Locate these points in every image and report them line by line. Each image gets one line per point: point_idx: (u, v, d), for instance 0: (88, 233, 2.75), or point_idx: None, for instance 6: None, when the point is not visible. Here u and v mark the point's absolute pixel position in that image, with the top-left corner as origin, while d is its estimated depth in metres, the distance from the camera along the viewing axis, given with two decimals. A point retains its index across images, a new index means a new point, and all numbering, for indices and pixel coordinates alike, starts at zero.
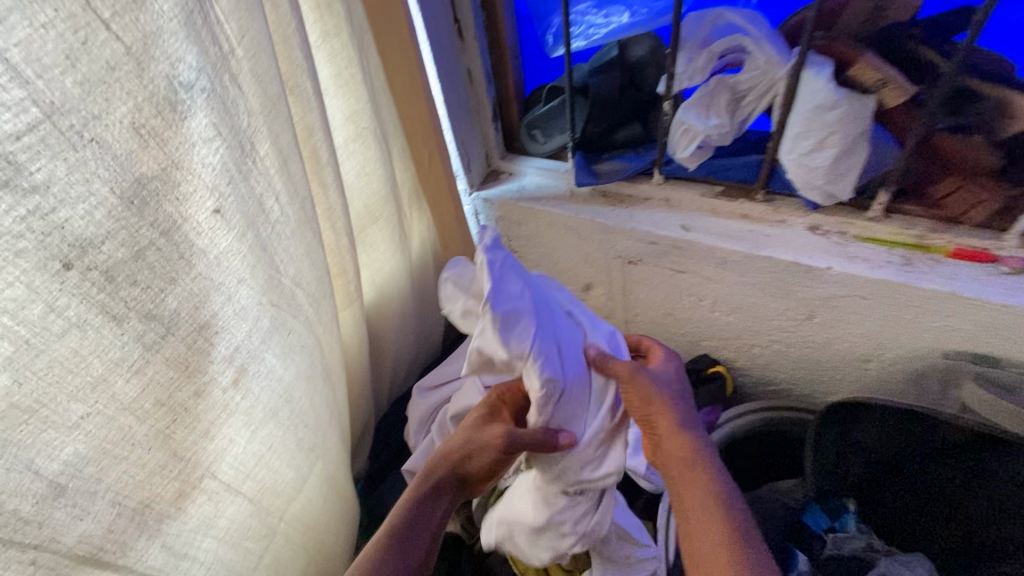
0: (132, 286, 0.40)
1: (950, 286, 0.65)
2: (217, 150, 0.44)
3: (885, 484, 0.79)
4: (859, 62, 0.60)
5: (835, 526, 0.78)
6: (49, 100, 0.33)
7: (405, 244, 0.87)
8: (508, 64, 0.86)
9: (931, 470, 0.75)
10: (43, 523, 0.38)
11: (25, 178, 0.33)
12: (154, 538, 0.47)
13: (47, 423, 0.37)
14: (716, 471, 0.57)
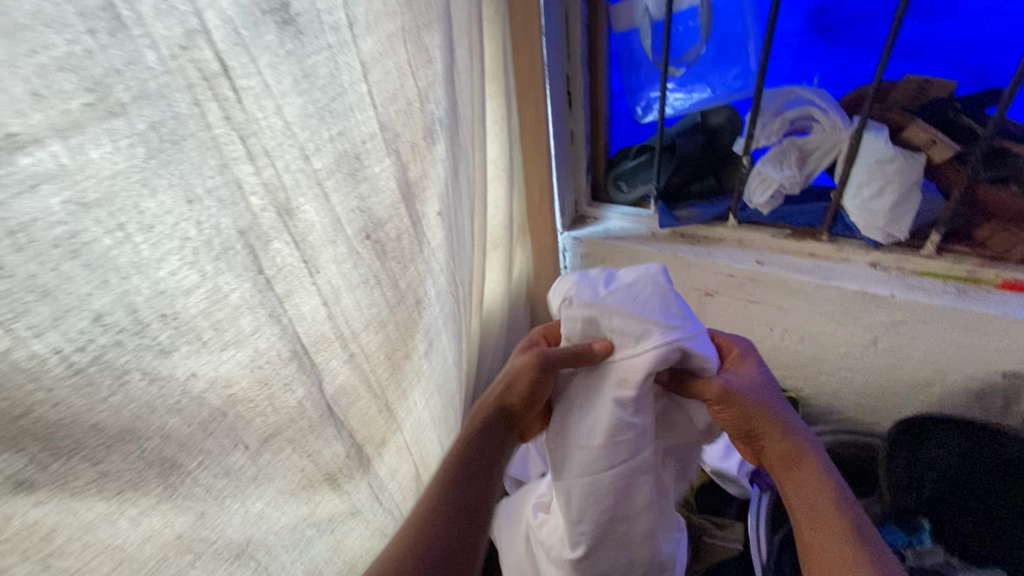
0: (388, 262, 0.55)
1: (1002, 310, 0.77)
2: (438, 169, 0.60)
3: (962, 507, 0.83)
4: (911, 126, 0.76)
5: (913, 542, 0.84)
6: (376, 121, 0.49)
7: (510, 272, 1.01)
8: (602, 127, 1.04)
9: (1000, 490, 0.81)
10: (317, 433, 0.50)
11: (358, 173, 0.48)
12: (363, 472, 0.57)
13: (334, 351, 0.50)
14: (835, 524, 0.51)
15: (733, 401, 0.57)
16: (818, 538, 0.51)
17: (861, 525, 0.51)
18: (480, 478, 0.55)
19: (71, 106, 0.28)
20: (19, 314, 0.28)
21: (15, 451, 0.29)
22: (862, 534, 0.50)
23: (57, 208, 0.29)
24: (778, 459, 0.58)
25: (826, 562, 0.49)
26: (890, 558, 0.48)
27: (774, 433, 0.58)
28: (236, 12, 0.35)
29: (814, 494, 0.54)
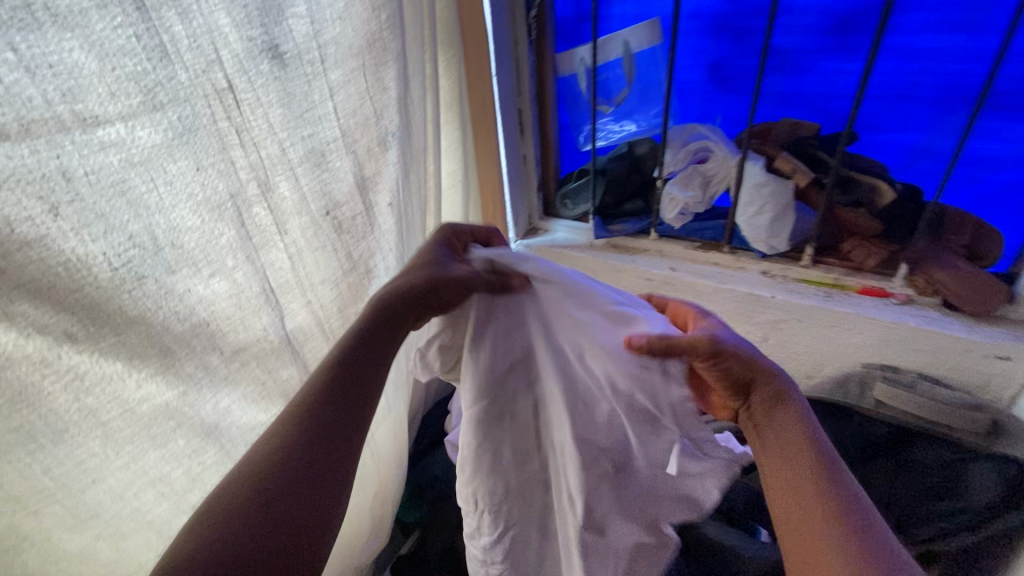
0: (344, 236, 0.72)
1: (857, 309, 0.92)
2: (390, 171, 0.77)
3: None
4: (779, 159, 0.95)
5: None
6: (337, 130, 0.68)
7: None
8: (552, 154, 1.23)
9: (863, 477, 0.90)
10: (275, 355, 0.66)
11: (323, 165, 0.67)
12: None
13: (295, 296, 0.67)
14: (814, 461, 0.59)
15: (727, 353, 0.63)
16: (795, 475, 0.59)
17: (828, 453, 0.60)
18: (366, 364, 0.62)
19: (131, 103, 0.48)
20: (83, 227, 0.46)
21: (66, 312, 0.46)
22: (832, 463, 0.59)
23: (115, 164, 0.48)
24: (761, 406, 0.64)
25: (801, 493, 0.58)
26: (855, 482, 0.58)
27: (784, 388, 0.64)
28: (241, 50, 0.55)
29: (789, 433, 0.61)
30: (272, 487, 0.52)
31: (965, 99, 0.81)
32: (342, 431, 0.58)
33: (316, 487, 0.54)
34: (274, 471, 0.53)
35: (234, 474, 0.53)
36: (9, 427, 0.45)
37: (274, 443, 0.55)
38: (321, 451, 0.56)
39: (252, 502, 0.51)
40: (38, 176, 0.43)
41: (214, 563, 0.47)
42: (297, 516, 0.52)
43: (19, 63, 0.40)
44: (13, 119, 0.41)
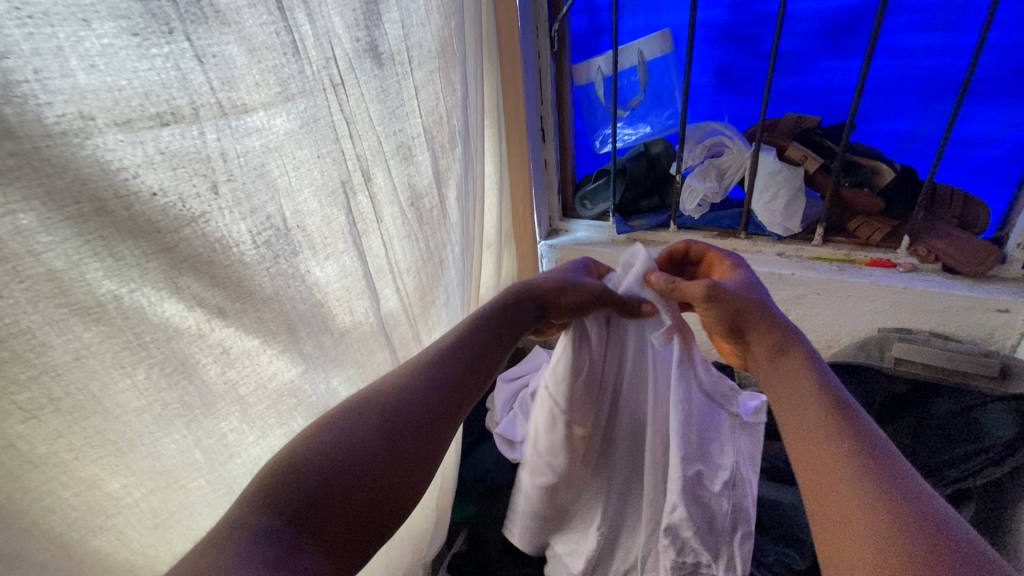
0: (424, 226, 0.77)
1: (870, 279, 1.02)
2: (457, 166, 0.82)
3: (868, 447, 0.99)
4: (791, 148, 1.05)
5: None
6: (421, 126, 0.73)
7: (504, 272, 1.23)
8: (569, 160, 1.31)
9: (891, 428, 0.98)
10: (372, 339, 0.69)
11: (410, 159, 0.72)
12: None
13: (387, 281, 0.71)
14: (823, 408, 0.55)
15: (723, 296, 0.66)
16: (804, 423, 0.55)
17: (839, 401, 0.55)
18: (496, 338, 0.66)
19: (271, 93, 0.52)
20: (234, 205, 0.50)
21: (218, 287, 0.49)
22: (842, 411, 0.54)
23: (258, 148, 0.51)
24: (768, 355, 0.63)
25: (811, 441, 0.53)
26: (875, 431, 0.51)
27: (788, 341, 0.63)
28: (351, 50, 0.60)
29: (792, 382, 0.59)
30: (399, 425, 0.53)
31: (948, 88, 0.94)
32: (456, 394, 0.59)
33: (422, 444, 0.53)
34: (402, 414, 0.54)
35: (358, 401, 0.54)
36: (174, 396, 0.47)
37: (407, 390, 0.56)
38: (439, 412, 0.56)
39: (373, 432, 0.51)
40: (204, 155, 0.46)
41: (330, 473, 0.47)
42: (399, 469, 0.50)
43: (192, 53, 0.44)
44: (186, 101, 0.44)
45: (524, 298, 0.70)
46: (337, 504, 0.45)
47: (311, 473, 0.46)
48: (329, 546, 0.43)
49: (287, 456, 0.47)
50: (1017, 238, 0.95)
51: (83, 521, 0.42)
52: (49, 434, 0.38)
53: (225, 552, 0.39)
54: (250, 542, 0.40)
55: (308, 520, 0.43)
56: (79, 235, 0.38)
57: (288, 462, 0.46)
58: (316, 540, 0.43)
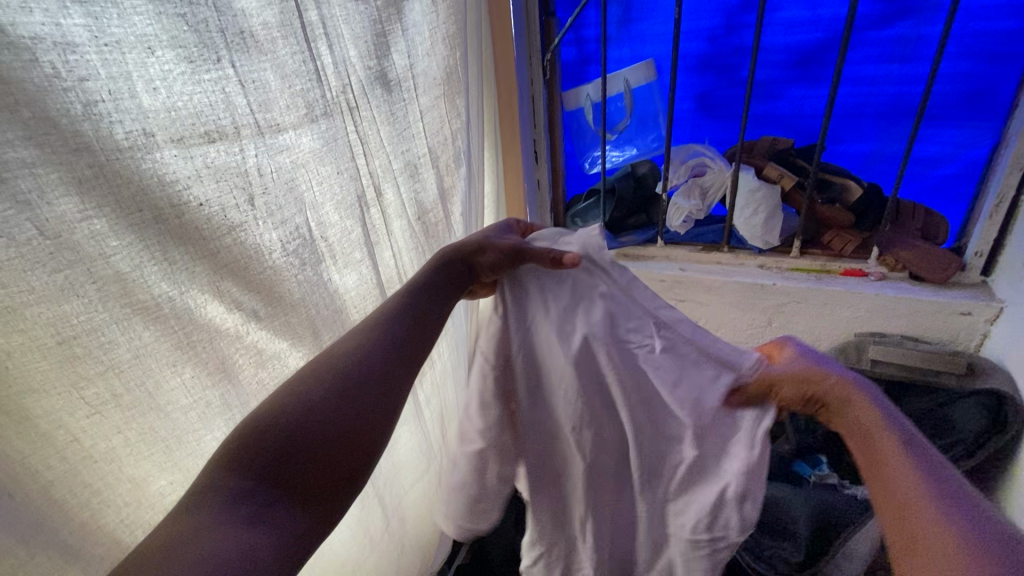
0: (431, 240, 0.81)
1: (843, 287, 1.09)
2: (461, 184, 0.88)
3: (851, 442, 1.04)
4: (768, 168, 1.13)
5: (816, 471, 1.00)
6: (426, 146, 0.78)
7: None
8: (561, 181, 1.37)
9: None
10: None
11: (416, 176, 0.77)
12: None
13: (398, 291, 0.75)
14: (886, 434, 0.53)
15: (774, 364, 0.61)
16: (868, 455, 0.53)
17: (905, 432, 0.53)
18: (440, 298, 0.64)
19: (299, 114, 0.56)
20: (267, 216, 0.53)
21: (254, 292, 0.53)
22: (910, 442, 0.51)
23: (288, 165, 0.55)
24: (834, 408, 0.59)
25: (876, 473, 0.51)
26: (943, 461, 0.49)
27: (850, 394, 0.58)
28: (364, 78, 0.65)
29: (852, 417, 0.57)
30: (351, 382, 0.53)
31: (906, 112, 1.03)
32: (413, 347, 0.59)
33: (382, 395, 0.54)
34: (352, 372, 0.53)
35: (312, 363, 0.53)
36: (215, 395, 0.50)
37: (355, 349, 0.56)
38: (394, 363, 0.56)
39: (325, 394, 0.51)
40: (242, 170, 0.50)
41: (291, 436, 0.47)
42: (363, 419, 0.52)
43: (235, 78, 0.49)
44: (230, 120, 0.49)
45: (452, 256, 0.66)
46: (302, 462, 0.47)
47: (270, 435, 0.47)
48: (301, 495, 0.46)
49: (248, 423, 0.47)
50: (975, 248, 1.04)
51: (133, 519, 0.45)
52: (109, 430, 0.42)
53: (195, 520, 0.40)
54: (227, 501, 0.42)
55: (274, 478, 0.45)
56: (139, 241, 0.42)
57: (251, 425, 0.47)
58: (286, 495, 0.45)
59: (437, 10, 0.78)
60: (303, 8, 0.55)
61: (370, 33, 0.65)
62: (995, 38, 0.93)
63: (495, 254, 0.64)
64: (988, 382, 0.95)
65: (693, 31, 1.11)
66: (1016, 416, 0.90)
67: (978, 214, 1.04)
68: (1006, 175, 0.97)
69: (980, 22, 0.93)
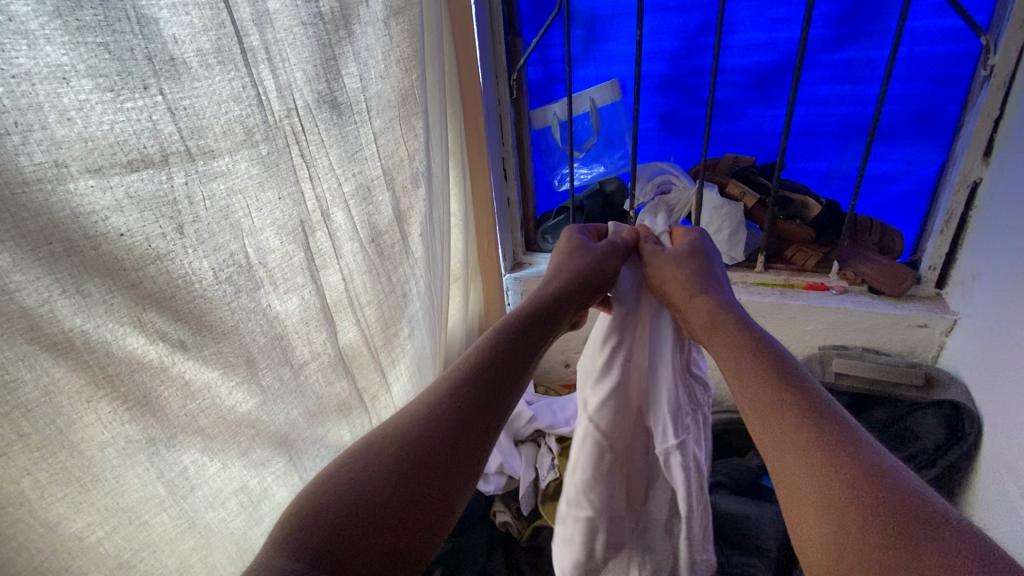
0: (385, 262, 0.80)
1: (808, 301, 1.10)
2: (419, 205, 0.87)
3: None
4: (730, 185, 1.14)
5: None
6: (380, 168, 0.78)
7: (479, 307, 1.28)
8: (530, 198, 1.37)
9: None
10: (332, 370, 0.72)
11: (369, 199, 0.76)
12: (361, 412, 0.79)
13: (345, 314, 0.74)
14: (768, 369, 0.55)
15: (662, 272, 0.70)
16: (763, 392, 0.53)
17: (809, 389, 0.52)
18: (517, 356, 0.60)
19: (237, 140, 0.55)
20: (197, 244, 0.52)
21: (180, 322, 0.52)
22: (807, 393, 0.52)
23: (223, 191, 0.54)
24: (702, 326, 0.64)
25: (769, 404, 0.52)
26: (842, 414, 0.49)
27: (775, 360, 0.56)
28: (313, 100, 0.64)
29: (734, 344, 0.59)
30: (417, 459, 0.49)
31: (859, 131, 1.06)
32: (482, 417, 0.54)
33: (448, 469, 0.50)
34: (416, 444, 0.50)
35: (384, 435, 0.52)
36: (137, 430, 0.49)
37: (419, 424, 0.52)
38: (464, 435, 0.52)
39: (388, 473, 0.48)
40: (170, 198, 0.49)
41: (343, 521, 0.44)
42: (429, 509, 0.47)
43: (164, 106, 0.48)
44: (157, 148, 0.47)
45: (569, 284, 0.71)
46: (354, 549, 0.43)
47: (327, 517, 0.44)
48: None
49: (310, 499, 0.46)
50: (929, 262, 1.06)
51: (50, 566, 0.44)
52: (16, 472, 0.41)
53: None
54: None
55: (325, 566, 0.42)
56: (50, 274, 0.41)
57: (303, 513, 0.45)
58: None
59: (391, 33, 0.78)
60: (243, 33, 0.54)
61: (318, 56, 0.64)
62: (940, 62, 0.96)
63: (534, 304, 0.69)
64: (945, 394, 0.96)
65: (655, 52, 1.13)
66: (970, 422, 0.91)
67: (930, 230, 1.06)
68: (953, 194, 1.00)
69: (924, 46, 0.96)
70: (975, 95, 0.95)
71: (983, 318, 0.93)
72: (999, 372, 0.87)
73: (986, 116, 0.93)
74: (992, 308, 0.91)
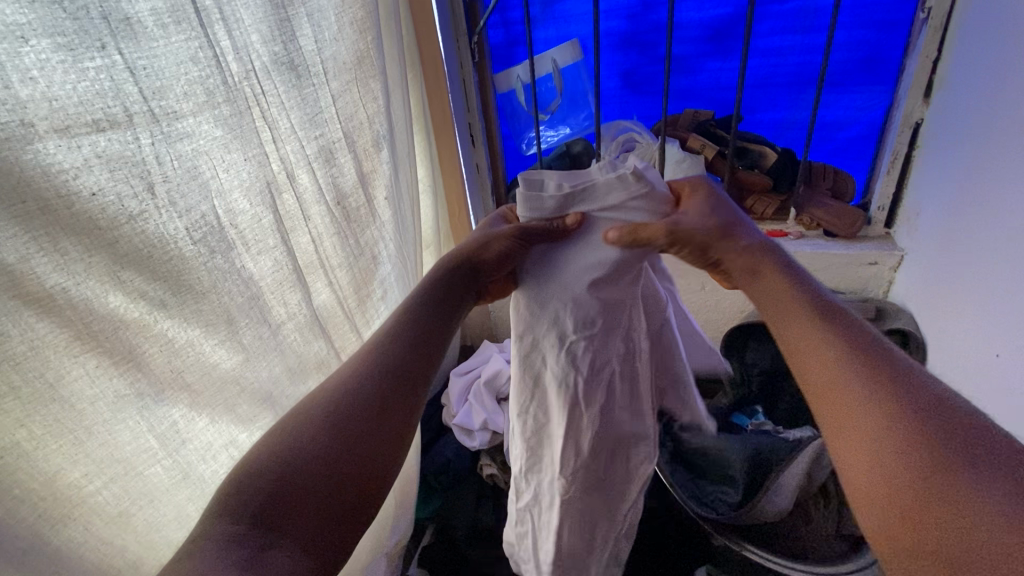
0: (353, 224, 0.82)
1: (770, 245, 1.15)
2: (383, 168, 0.89)
3: (781, 391, 1.15)
4: (691, 138, 1.18)
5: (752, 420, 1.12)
6: (342, 130, 0.79)
7: None
8: (498, 165, 1.38)
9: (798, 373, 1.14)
10: (311, 329, 0.75)
11: (333, 161, 0.77)
12: None
13: (319, 276, 0.76)
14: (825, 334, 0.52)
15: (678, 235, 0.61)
16: (813, 357, 0.51)
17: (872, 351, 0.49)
18: (437, 319, 0.65)
19: (198, 101, 0.56)
20: (170, 205, 0.54)
21: (159, 281, 0.53)
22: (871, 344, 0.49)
23: (190, 152, 0.55)
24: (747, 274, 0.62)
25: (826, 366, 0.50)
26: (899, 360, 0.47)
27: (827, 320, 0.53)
28: (270, 61, 0.65)
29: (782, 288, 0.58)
30: (344, 418, 0.52)
31: (810, 81, 1.10)
32: (408, 375, 0.59)
33: (378, 429, 0.53)
34: (347, 408, 0.53)
35: (300, 411, 0.53)
36: (125, 385, 0.51)
37: (344, 389, 0.55)
38: (387, 402, 0.55)
39: (316, 429, 0.51)
40: (139, 159, 0.50)
41: (279, 479, 0.47)
42: (360, 465, 0.50)
43: (124, 65, 0.48)
44: (121, 109, 0.48)
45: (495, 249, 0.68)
46: (301, 504, 0.46)
47: (261, 477, 0.46)
48: (302, 542, 0.44)
49: (244, 466, 0.47)
50: (878, 203, 1.13)
51: (52, 513, 0.46)
52: (12, 424, 0.42)
53: (189, 563, 0.40)
54: (213, 550, 0.41)
55: (271, 522, 0.44)
56: (26, 232, 0.42)
57: (240, 477, 0.46)
58: (287, 538, 0.44)
59: None
60: None
61: (272, 16, 0.65)
62: (881, 8, 1.00)
63: (501, 247, 0.67)
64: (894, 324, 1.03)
65: (612, 10, 1.15)
66: (915, 349, 0.99)
67: (878, 172, 1.12)
68: (898, 135, 1.06)
69: None
70: (915, 38, 1.00)
71: (928, 250, 0.99)
72: (943, 298, 0.94)
73: (925, 58, 0.99)
74: (936, 239, 0.97)
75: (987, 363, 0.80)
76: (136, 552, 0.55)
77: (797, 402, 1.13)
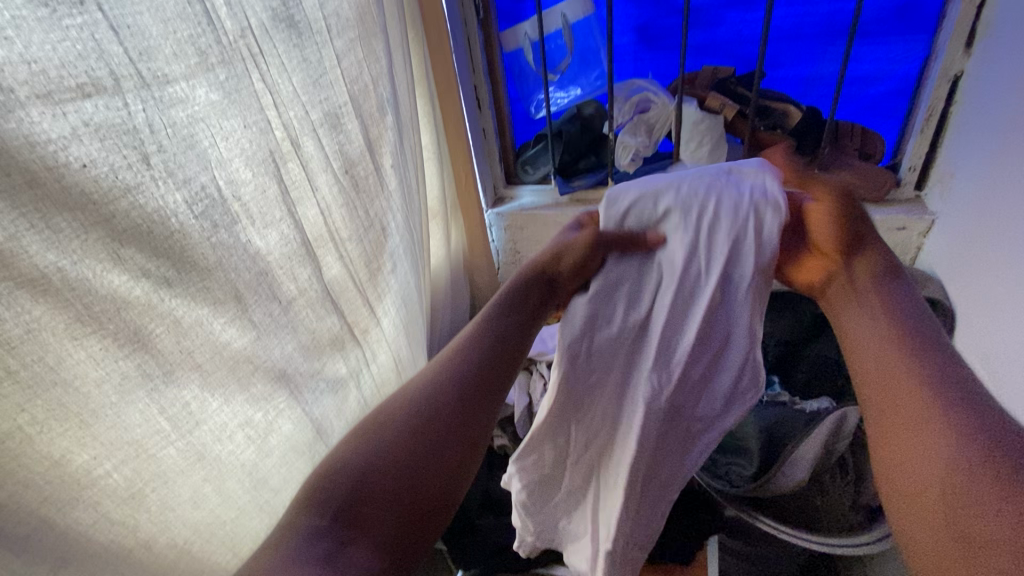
0: (361, 194, 0.79)
1: None
2: (389, 135, 0.84)
3: (799, 361, 1.13)
4: (709, 98, 1.12)
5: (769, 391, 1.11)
6: (347, 94, 0.74)
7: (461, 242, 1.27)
8: (507, 129, 1.33)
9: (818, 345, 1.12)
10: (322, 306, 0.72)
11: (339, 127, 0.73)
12: (354, 347, 0.80)
13: (329, 248, 0.73)
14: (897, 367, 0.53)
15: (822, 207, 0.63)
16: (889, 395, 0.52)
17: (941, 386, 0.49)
18: (518, 330, 0.65)
19: (190, 62, 0.52)
20: (167, 176, 0.50)
21: (162, 258, 0.51)
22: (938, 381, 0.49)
23: (184, 118, 0.52)
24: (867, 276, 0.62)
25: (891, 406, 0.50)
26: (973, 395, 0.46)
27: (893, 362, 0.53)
28: (266, 18, 0.60)
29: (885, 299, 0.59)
30: (427, 425, 0.55)
31: (840, 32, 1.04)
32: (490, 390, 0.59)
33: (459, 443, 0.55)
34: (429, 416, 0.55)
35: (376, 417, 0.56)
36: (131, 366, 0.49)
37: (431, 392, 0.57)
38: (466, 419, 0.57)
39: (400, 431, 0.54)
40: (131, 127, 0.47)
41: (362, 475, 0.50)
42: (440, 483, 0.52)
43: (106, 23, 0.44)
44: (106, 72, 0.44)
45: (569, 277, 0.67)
46: (377, 507, 0.49)
47: (349, 470, 0.51)
48: (382, 549, 0.47)
49: (332, 460, 0.52)
50: (908, 164, 1.07)
51: (58, 497, 0.45)
52: (12, 409, 0.41)
53: (276, 556, 0.46)
54: (300, 546, 0.46)
55: (351, 523, 0.48)
56: (13, 209, 0.39)
57: (329, 469, 0.51)
58: (365, 538, 0.47)
59: None
60: None
61: None
62: None
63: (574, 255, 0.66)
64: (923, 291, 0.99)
65: None
66: (942, 317, 0.94)
67: (910, 129, 1.07)
68: (934, 89, 1.00)
69: None
70: None
71: (960, 213, 0.95)
72: (973, 264, 0.89)
73: (970, 4, 0.91)
74: (969, 201, 0.93)
75: (1011, 331, 0.77)
76: (150, 532, 0.54)
77: (816, 373, 1.10)
